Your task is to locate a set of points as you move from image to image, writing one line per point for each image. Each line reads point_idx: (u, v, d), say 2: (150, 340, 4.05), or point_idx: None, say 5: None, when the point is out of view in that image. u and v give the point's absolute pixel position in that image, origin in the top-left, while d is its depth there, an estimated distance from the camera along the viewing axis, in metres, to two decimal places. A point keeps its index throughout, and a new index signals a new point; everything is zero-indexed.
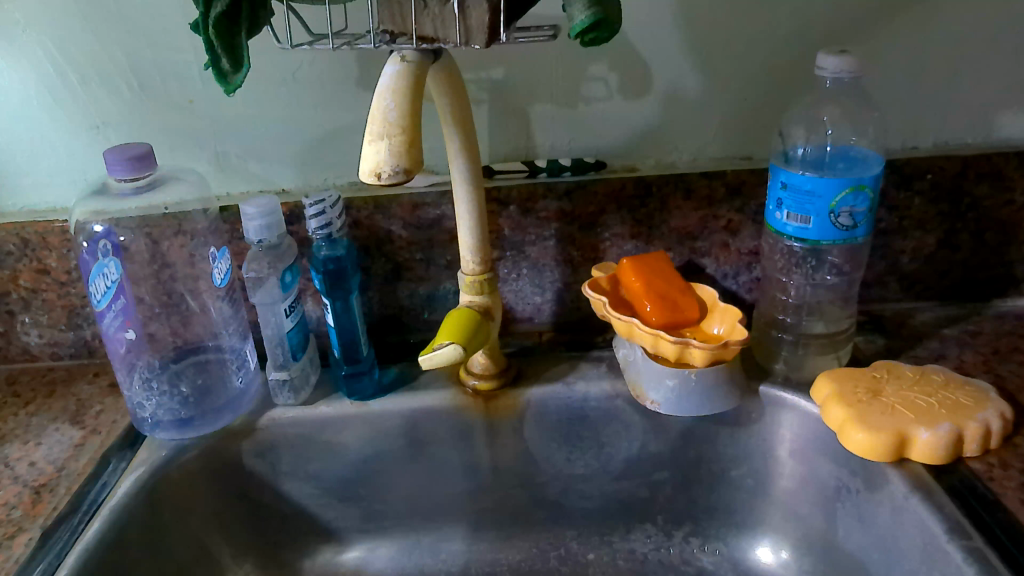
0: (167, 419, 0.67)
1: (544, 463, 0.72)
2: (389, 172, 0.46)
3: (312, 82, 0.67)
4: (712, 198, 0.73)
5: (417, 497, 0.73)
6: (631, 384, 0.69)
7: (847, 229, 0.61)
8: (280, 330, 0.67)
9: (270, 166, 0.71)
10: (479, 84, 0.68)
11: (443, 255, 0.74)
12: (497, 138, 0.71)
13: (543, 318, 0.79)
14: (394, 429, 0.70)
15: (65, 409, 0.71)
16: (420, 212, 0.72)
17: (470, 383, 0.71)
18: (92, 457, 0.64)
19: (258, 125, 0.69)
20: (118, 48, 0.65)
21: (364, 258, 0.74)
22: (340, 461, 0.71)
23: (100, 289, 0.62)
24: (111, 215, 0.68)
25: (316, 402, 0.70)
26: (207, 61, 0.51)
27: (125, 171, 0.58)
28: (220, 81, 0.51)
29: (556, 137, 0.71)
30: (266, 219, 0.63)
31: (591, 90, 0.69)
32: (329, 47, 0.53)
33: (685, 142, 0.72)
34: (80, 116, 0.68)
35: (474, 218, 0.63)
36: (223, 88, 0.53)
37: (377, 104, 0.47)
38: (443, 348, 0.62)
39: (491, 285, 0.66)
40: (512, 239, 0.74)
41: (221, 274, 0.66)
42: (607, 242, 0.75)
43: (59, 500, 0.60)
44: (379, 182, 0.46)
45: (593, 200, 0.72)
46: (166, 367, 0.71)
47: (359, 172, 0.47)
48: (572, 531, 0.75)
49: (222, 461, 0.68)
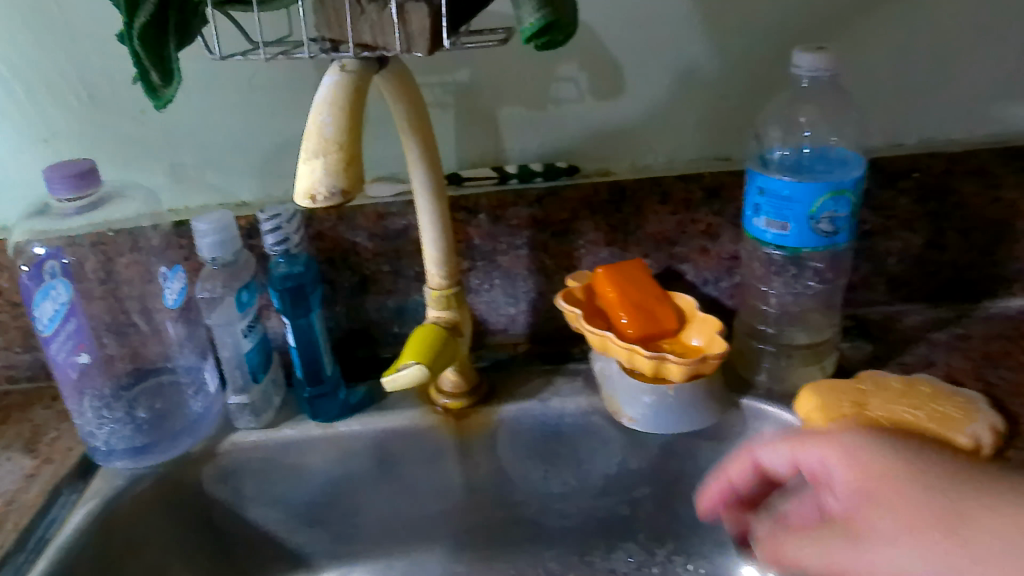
0: (122, 446, 0.63)
1: (520, 481, 0.70)
2: (324, 194, 0.42)
3: (267, 90, 0.64)
4: (690, 202, 0.70)
5: (390, 520, 0.71)
6: (607, 400, 0.67)
7: (828, 235, 0.59)
8: (238, 351, 0.64)
9: (227, 176, 0.67)
10: (443, 87, 0.65)
11: (412, 266, 0.71)
12: (465, 144, 0.68)
13: (518, 329, 0.76)
14: (363, 450, 0.67)
15: (19, 436, 0.68)
16: (385, 222, 0.69)
17: (441, 401, 0.68)
18: (44, 487, 0.61)
19: (214, 134, 0.65)
20: (66, 59, 0.62)
21: (329, 272, 0.71)
22: (307, 485, 0.68)
23: (47, 313, 0.59)
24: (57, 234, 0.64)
25: (279, 424, 0.67)
26: (136, 75, 0.47)
27: (67, 189, 0.54)
28: (150, 94, 0.48)
29: (526, 141, 0.68)
30: (219, 235, 0.60)
31: (560, 91, 0.66)
32: (261, 58, 0.48)
33: (660, 143, 0.70)
34: (27, 129, 0.64)
35: (437, 229, 0.60)
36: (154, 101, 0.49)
37: (312, 119, 0.43)
38: (408, 368, 0.59)
39: (458, 300, 0.64)
40: (482, 249, 0.71)
41: (173, 295, 0.63)
42: (581, 250, 0.72)
43: (5, 537, 0.56)
44: (314, 204, 0.42)
45: (566, 206, 0.69)
46: (118, 394, 0.67)
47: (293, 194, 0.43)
48: (551, 551, 0.73)
49: (183, 488, 0.65)
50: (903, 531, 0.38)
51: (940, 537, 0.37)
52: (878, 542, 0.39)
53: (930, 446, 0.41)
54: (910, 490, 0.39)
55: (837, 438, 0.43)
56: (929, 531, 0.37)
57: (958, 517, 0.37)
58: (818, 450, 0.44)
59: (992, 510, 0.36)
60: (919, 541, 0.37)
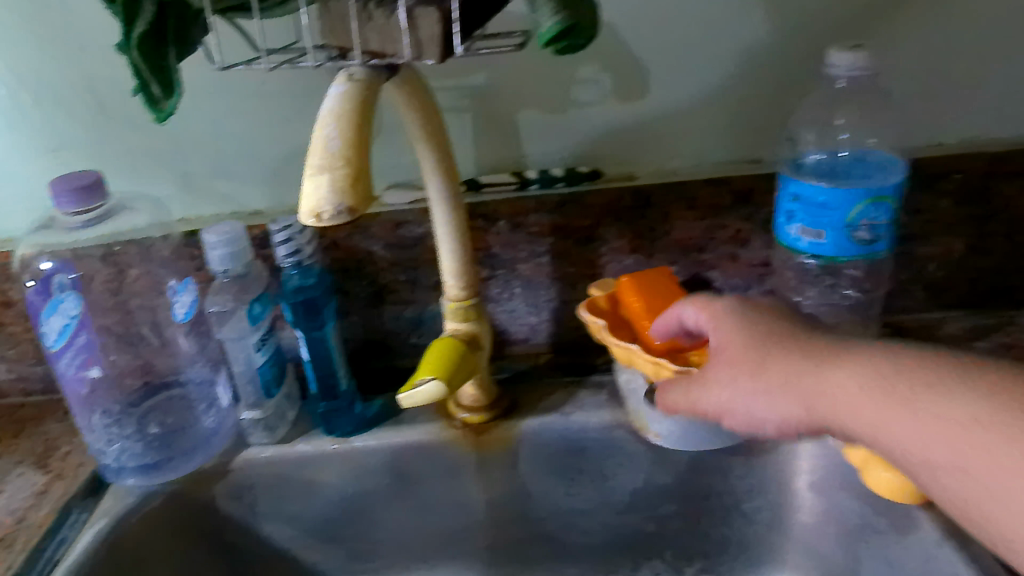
0: (133, 464, 0.61)
1: (542, 497, 0.68)
2: (331, 212, 0.40)
3: (279, 96, 0.62)
4: (719, 207, 0.67)
5: (408, 537, 0.69)
6: (633, 415, 0.64)
7: (866, 243, 0.56)
8: (251, 365, 0.62)
9: (240, 185, 0.66)
10: (459, 91, 0.63)
11: (429, 276, 0.69)
12: (483, 149, 0.66)
13: (540, 339, 0.74)
14: (379, 466, 0.65)
15: (31, 451, 0.67)
16: (401, 230, 0.66)
17: (459, 417, 0.66)
18: (55, 506, 0.60)
19: (225, 143, 0.64)
20: (74, 68, 0.60)
21: (344, 282, 0.69)
22: (322, 502, 0.66)
23: (56, 327, 0.57)
24: (59, 248, 0.62)
25: (293, 439, 0.65)
26: (137, 88, 0.46)
27: (73, 203, 0.53)
28: (151, 107, 0.46)
29: (546, 146, 0.66)
30: (230, 247, 0.58)
31: (581, 93, 0.64)
32: (264, 67, 0.46)
33: (687, 146, 0.67)
34: (36, 140, 0.63)
35: (454, 240, 0.58)
36: (156, 116, 0.47)
37: (316, 133, 0.40)
38: (426, 383, 0.56)
39: (477, 311, 0.61)
40: (501, 257, 0.68)
41: (183, 309, 0.61)
42: (605, 258, 0.69)
43: (13, 558, 0.55)
44: (320, 224, 0.40)
45: (588, 213, 0.67)
46: (127, 411, 0.65)
47: (297, 214, 0.41)
48: (575, 568, 0.71)
49: (196, 505, 0.63)
50: (864, 389, 0.41)
51: (892, 412, 0.40)
52: (837, 396, 0.42)
53: (801, 339, 0.46)
54: (878, 388, 0.41)
55: (712, 302, 0.53)
56: (861, 396, 0.41)
57: (830, 364, 0.44)
58: (692, 310, 0.54)
59: (857, 370, 0.42)
60: (871, 396, 0.41)
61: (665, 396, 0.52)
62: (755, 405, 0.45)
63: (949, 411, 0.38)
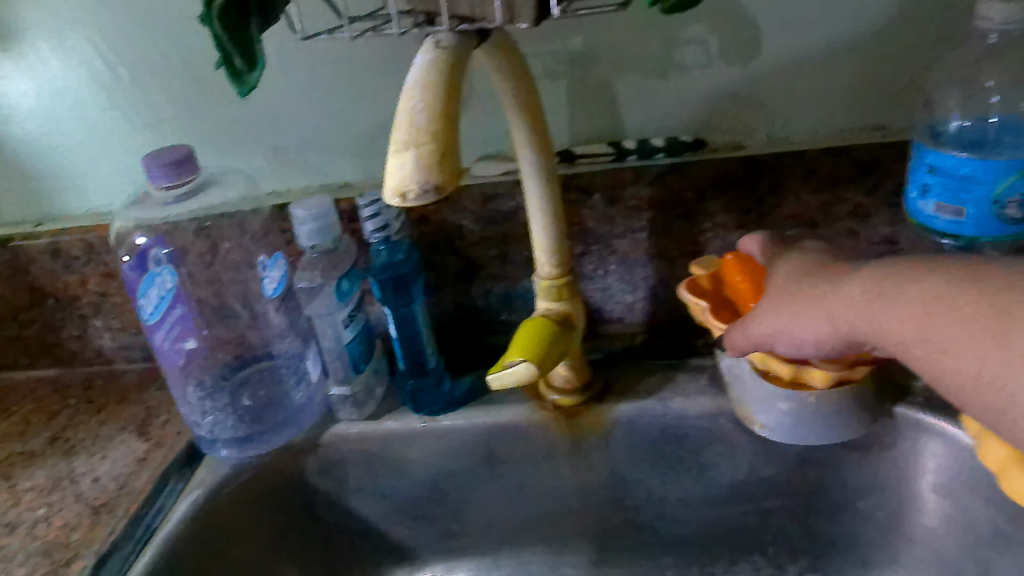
0: (226, 436, 0.62)
1: (636, 485, 0.65)
2: (416, 191, 0.37)
3: (367, 65, 0.60)
4: (837, 179, 0.61)
5: (496, 518, 0.67)
6: (737, 404, 0.59)
7: (1015, 222, 0.49)
8: (339, 342, 0.61)
9: (329, 157, 0.64)
10: (554, 56, 0.59)
11: (520, 251, 0.66)
12: (579, 118, 0.62)
13: (635, 318, 0.70)
14: (468, 446, 0.64)
15: (133, 418, 0.69)
16: (492, 203, 0.64)
17: (551, 398, 0.63)
18: (153, 474, 0.62)
19: (314, 114, 0.62)
20: (168, 41, 0.60)
21: (433, 256, 0.67)
22: (410, 479, 0.65)
23: (153, 301, 0.58)
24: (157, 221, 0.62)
25: (381, 416, 0.64)
26: (219, 60, 0.45)
27: (166, 178, 0.53)
28: (234, 82, 0.45)
29: (647, 114, 0.61)
30: (318, 222, 0.57)
31: (685, 56, 0.59)
32: (349, 36, 0.44)
33: (803, 112, 0.61)
34: (133, 114, 0.64)
35: (548, 215, 0.55)
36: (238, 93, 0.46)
37: (403, 105, 0.38)
38: (516, 366, 0.53)
39: (571, 290, 0.58)
40: (596, 232, 0.65)
41: (272, 284, 0.61)
42: (708, 234, 0.64)
43: (115, 524, 0.57)
44: (404, 204, 0.37)
45: (691, 185, 0.62)
46: (220, 383, 0.66)
47: (382, 192, 0.38)
48: (668, 559, 0.67)
49: (286, 478, 0.63)
50: (863, 295, 0.45)
51: (890, 297, 0.43)
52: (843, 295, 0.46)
53: (830, 270, 0.49)
54: (884, 284, 0.44)
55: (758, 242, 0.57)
56: (862, 301, 0.44)
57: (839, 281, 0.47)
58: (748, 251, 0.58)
59: (867, 277, 0.45)
60: (876, 292, 0.44)
61: (730, 342, 0.52)
62: (786, 321, 0.48)
63: (927, 293, 0.41)
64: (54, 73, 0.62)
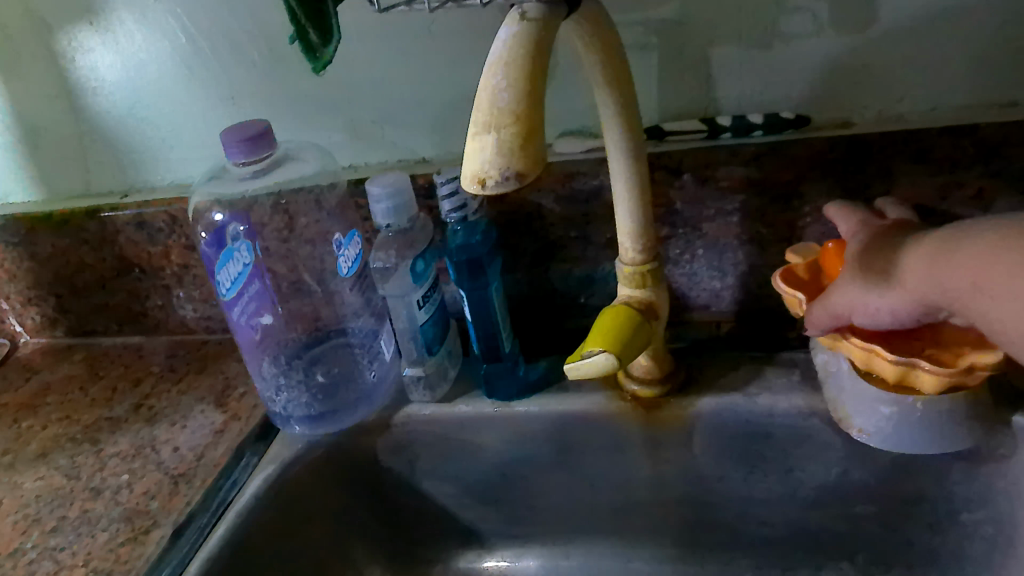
0: (300, 413, 0.61)
1: (717, 482, 0.61)
2: (496, 177, 0.35)
3: (448, 36, 0.57)
4: (957, 161, 0.55)
5: (568, 507, 0.65)
6: (832, 404, 0.55)
7: None
8: (413, 323, 0.60)
9: (407, 132, 0.62)
10: (646, 26, 0.55)
11: (602, 233, 0.63)
12: (670, 92, 0.58)
13: (722, 306, 0.66)
14: (541, 434, 0.62)
15: (212, 389, 0.70)
16: (574, 182, 0.60)
17: (629, 388, 0.60)
18: (230, 446, 0.62)
19: (392, 87, 0.60)
20: (248, 12, 0.59)
21: (511, 236, 0.64)
22: (481, 464, 0.64)
23: (230, 276, 0.57)
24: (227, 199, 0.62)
25: (454, 399, 0.62)
26: (293, 36, 0.46)
27: (242, 154, 0.52)
28: (310, 57, 0.46)
29: (744, 88, 0.57)
30: (394, 201, 0.55)
31: (790, 25, 0.54)
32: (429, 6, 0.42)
33: (921, 86, 0.55)
34: (214, 87, 0.63)
35: (634, 197, 0.51)
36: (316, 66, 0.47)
37: (483, 84, 0.35)
38: (595, 356, 0.51)
39: (655, 277, 0.55)
40: (684, 215, 0.61)
41: (347, 263, 0.60)
42: (807, 219, 0.60)
43: (193, 495, 0.58)
44: (483, 191, 0.35)
45: (790, 166, 0.57)
46: (292, 361, 0.66)
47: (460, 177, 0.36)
48: (748, 560, 0.64)
49: (358, 457, 0.63)
50: (929, 250, 0.42)
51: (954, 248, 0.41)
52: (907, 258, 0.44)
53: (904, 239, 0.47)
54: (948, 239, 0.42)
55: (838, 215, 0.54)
56: (928, 254, 0.42)
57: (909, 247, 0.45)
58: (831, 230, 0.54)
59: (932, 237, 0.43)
60: (940, 246, 0.42)
61: (810, 320, 0.49)
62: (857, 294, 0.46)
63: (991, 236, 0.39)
64: (138, 46, 0.62)
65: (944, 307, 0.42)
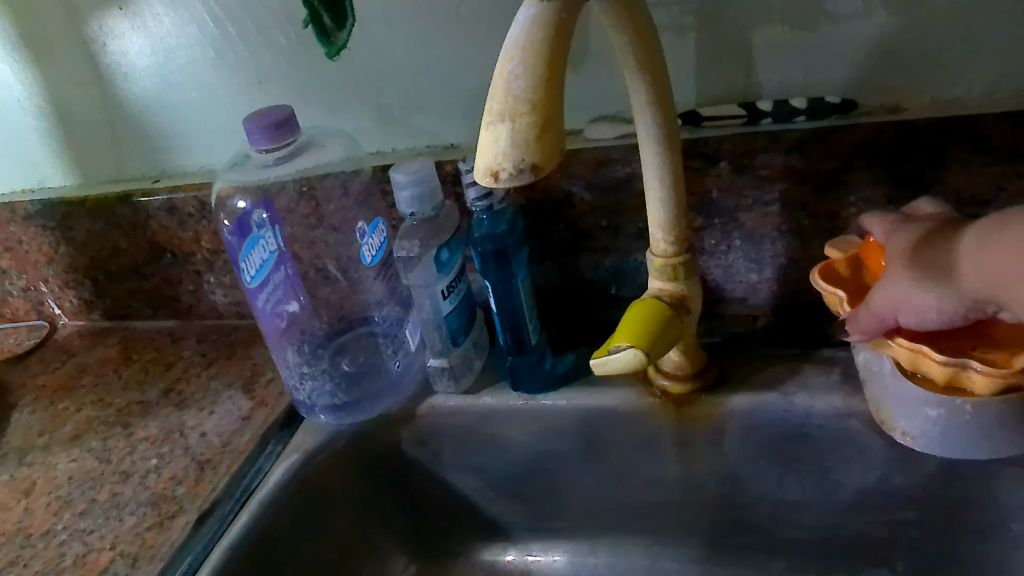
0: (324, 402, 0.61)
1: (749, 482, 0.59)
2: (510, 170, 0.34)
3: (476, 19, 0.55)
4: (1016, 149, 0.51)
5: (594, 502, 0.64)
6: (874, 405, 0.53)
7: None
8: (437, 313, 0.58)
9: (435, 118, 0.61)
10: (682, 6, 0.53)
11: (633, 222, 0.61)
12: (707, 76, 0.55)
13: (759, 300, 0.63)
14: (567, 428, 0.60)
15: (240, 375, 0.70)
16: (605, 170, 0.58)
17: (659, 383, 0.58)
18: (255, 433, 0.62)
19: (420, 72, 0.59)
20: None
21: (540, 224, 0.63)
22: (506, 457, 0.63)
23: (255, 263, 0.56)
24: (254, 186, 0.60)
25: (479, 391, 0.61)
26: (309, 18, 0.47)
27: (265, 141, 0.51)
28: (323, 42, 0.47)
29: (786, 72, 0.54)
30: (418, 188, 0.54)
31: (837, 4, 0.51)
32: None
33: (978, 69, 0.52)
34: (242, 72, 0.62)
35: (665, 189, 0.49)
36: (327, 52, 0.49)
37: (500, 70, 0.33)
38: (621, 352, 0.49)
39: (688, 270, 0.53)
40: (720, 204, 0.58)
41: (370, 251, 0.60)
42: (850, 209, 0.56)
43: (218, 482, 0.58)
44: (496, 184, 0.34)
45: (834, 154, 0.54)
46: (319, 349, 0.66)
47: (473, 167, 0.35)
48: (781, 562, 0.62)
49: (382, 447, 0.62)
50: (975, 241, 0.39)
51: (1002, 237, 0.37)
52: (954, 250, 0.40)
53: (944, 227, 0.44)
54: (994, 226, 0.38)
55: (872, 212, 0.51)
56: (974, 245, 0.39)
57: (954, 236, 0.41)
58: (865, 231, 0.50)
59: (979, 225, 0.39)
60: (986, 236, 0.38)
61: (855, 323, 0.45)
62: (892, 286, 0.42)
63: None
64: (167, 30, 0.62)
65: (994, 301, 0.39)
